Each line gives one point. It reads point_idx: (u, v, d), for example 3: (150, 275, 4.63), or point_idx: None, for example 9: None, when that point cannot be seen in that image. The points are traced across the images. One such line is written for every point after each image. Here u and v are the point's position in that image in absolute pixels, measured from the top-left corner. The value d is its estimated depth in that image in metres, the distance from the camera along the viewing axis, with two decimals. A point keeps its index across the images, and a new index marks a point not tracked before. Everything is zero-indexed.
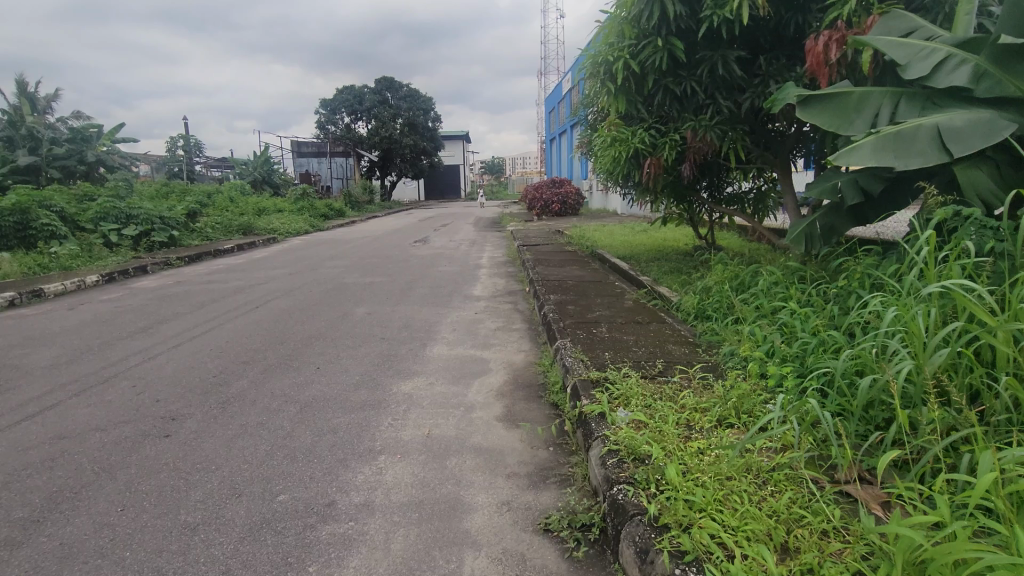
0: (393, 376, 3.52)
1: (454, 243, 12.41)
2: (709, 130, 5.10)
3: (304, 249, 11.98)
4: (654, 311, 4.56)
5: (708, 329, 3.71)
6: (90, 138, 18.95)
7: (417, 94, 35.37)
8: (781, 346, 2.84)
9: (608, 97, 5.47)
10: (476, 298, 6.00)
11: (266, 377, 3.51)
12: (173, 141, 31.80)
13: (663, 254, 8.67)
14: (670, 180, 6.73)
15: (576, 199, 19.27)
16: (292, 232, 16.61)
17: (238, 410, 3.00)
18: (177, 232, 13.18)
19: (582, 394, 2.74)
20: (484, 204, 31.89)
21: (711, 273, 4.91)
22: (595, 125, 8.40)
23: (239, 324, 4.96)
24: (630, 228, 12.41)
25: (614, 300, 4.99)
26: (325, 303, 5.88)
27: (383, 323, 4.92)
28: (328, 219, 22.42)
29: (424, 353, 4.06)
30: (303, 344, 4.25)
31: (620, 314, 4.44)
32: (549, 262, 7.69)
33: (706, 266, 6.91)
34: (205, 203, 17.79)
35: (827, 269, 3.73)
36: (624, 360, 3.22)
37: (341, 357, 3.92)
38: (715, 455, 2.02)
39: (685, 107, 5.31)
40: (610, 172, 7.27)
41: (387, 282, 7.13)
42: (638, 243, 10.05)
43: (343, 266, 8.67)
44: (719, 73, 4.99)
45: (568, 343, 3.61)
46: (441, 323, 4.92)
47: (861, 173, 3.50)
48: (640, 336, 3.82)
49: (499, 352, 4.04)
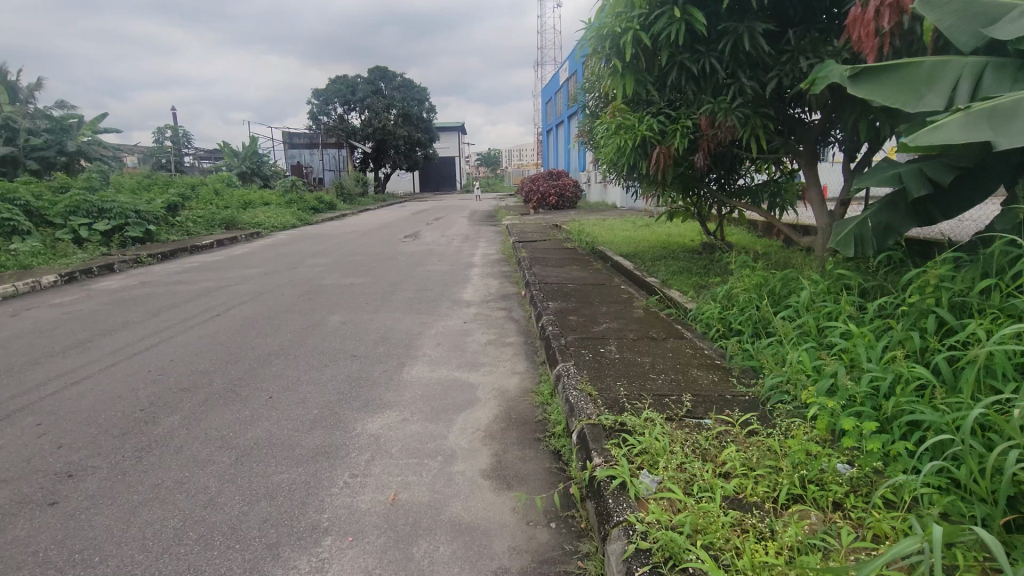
0: (359, 410, 2.90)
1: (447, 238, 11.78)
2: (730, 115, 4.50)
3: (286, 246, 11.33)
4: (669, 323, 3.95)
5: (737, 350, 3.11)
6: (70, 129, 18.22)
7: (412, 84, 34.60)
8: (843, 381, 2.23)
9: (615, 76, 4.85)
10: (466, 304, 5.37)
11: (204, 413, 2.89)
12: (161, 132, 30.99)
13: (671, 252, 8.03)
14: (680, 171, 6.11)
15: (575, 191, 18.61)
16: (278, 226, 15.94)
17: (155, 463, 2.37)
18: (155, 227, 12.51)
19: (592, 448, 2.12)
20: (480, 196, 31.21)
21: (733, 279, 4.29)
22: (597, 112, 7.77)
23: (193, 337, 4.33)
24: (632, 224, 11.76)
25: (622, 308, 4.38)
26: (297, 309, 5.25)
27: (358, 335, 4.30)
28: (319, 212, 21.75)
29: (401, 375, 3.43)
30: (258, 365, 3.61)
31: (629, 327, 3.83)
32: (546, 261, 7.06)
33: (720, 270, 6.30)
34: (188, 195, 17.10)
35: (885, 278, 3.10)
36: (642, 394, 2.59)
37: (300, 383, 3.29)
38: (790, 565, 1.42)
39: (702, 88, 4.69)
40: (614, 163, 6.65)
41: (369, 284, 6.48)
42: (642, 239, 9.43)
43: (324, 264, 8.02)
44: (744, 49, 4.34)
45: (572, 370, 2.98)
46: (424, 336, 4.28)
47: (928, 162, 2.91)
48: (655, 357, 3.20)
49: (490, 375, 3.42)
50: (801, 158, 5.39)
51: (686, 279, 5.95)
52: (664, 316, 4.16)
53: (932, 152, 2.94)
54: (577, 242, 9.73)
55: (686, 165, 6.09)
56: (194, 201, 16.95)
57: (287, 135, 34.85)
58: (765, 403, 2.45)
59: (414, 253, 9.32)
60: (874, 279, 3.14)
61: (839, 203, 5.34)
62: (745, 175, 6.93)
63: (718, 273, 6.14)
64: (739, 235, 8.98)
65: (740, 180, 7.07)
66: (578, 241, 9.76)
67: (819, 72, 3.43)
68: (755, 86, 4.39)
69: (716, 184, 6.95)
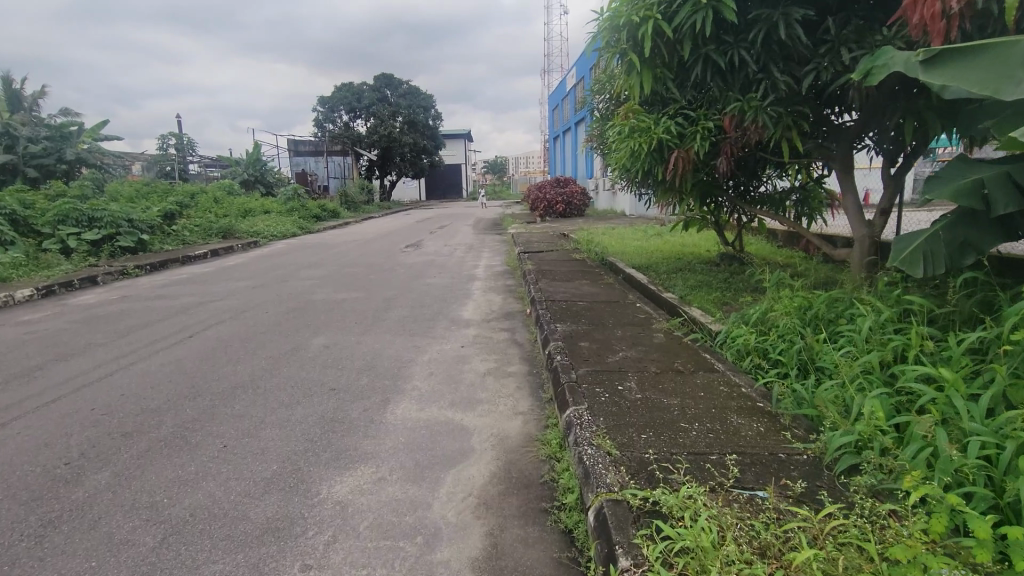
0: (327, 466, 2.39)
1: (450, 248, 11.31)
2: (761, 114, 3.98)
3: (281, 256, 10.88)
4: (696, 351, 3.44)
5: (784, 392, 2.60)
6: (69, 137, 17.91)
7: (417, 91, 34.33)
8: (945, 448, 1.70)
9: (629, 73, 4.34)
10: (464, 324, 4.86)
11: (140, 468, 2.39)
12: (165, 140, 30.78)
13: (687, 264, 7.53)
14: (699, 176, 5.64)
15: (582, 198, 18.15)
16: (278, 235, 15.53)
17: (58, 546, 1.87)
18: (148, 236, 12.10)
19: (616, 540, 1.60)
20: (486, 204, 30.83)
21: (765, 299, 3.78)
22: (608, 114, 7.29)
23: (155, 363, 3.85)
24: (642, 233, 11.25)
25: (640, 332, 3.87)
26: (278, 329, 4.77)
27: (340, 362, 3.80)
28: (321, 221, 21.36)
29: (383, 415, 2.93)
30: (219, 401, 3.11)
31: (650, 356, 3.31)
32: (554, 274, 6.58)
33: (745, 288, 5.81)
34: (187, 204, 16.72)
35: (965, 304, 2.57)
36: (674, 455, 2.08)
37: (263, 427, 2.78)
38: None
39: (728, 83, 4.18)
40: (626, 168, 6.16)
41: (362, 299, 6.00)
42: (654, 250, 8.92)
43: (317, 277, 7.55)
44: (777, 39, 3.83)
45: (586, 416, 2.45)
46: (415, 364, 3.77)
47: (1018, 164, 2.41)
48: (684, 397, 2.69)
49: (487, 416, 2.90)
50: (834, 162, 4.87)
51: (707, 296, 5.47)
52: (688, 342, 3.64)
53: (1023, 152, 2.44)
54: (585, 252, 9.25)
55: (707, 171, 5.64)
56: (193, 209, 16.58)
57: (292, 143, 34.68)
58: (835, 474, 1.92)
59: (414, 264, 8.85)
60: (950, 307, 2.61)
61: (880, 212, 4.81)
62: (767, 181, 6.41)
63: (745, 291, 5.64)
64: (759, 246, 8.47)
65: (762, 186, 6.55)
66: (586, 251, 9.27)
67: (873, 61, 2.91)
68: (790, 81, 3.87)
69: (735, 191, 6.44)
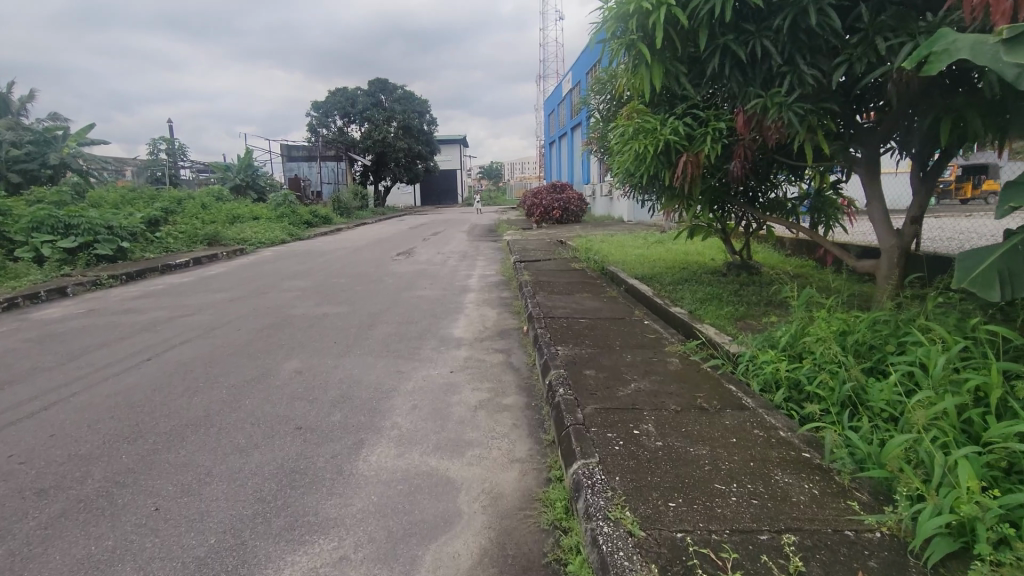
0: (280, 539, 1.93)
1: (443, 256, 10.86)
2: (787, 111, 3.54)
3: (268, 264, 10.43)
4: (719, 381, 3.01)
5: (837, 441, 2.16)
6: (54, 142, 17.42)
7: (412, 96, 33.93)
8: None
9: (637, 67, 3.91)
10: (455, 344, 4.40)
11: (43, 543, 1.92)
12: (156, 145, 30.28)
13: (693, 275, 7.15)
14: (709, 181, 5.23)
15: (580, 204, 17.75)
16: (267, 242, 15.06)
17: None
18: (129, 244, 11.62)
19: None
20: (482, 210, 30.51)
21: (794, 321, 3.35)
22: (610, 116, 6.88)
23: (100, 394, 3.37)
24: (642, 240, 10.84)
25: (652, 356, 3.45)
26: (248, 350, 4.30)
27: (312, 393, 3.33)
28: (313, 227, 20.89)
29: (355, 464, 2.47)
30: (162, 446, 2.64)
31: (666, 389, 2.86)
32: (553, 286, 6.14)
33: (760, 305, 5.43)
34: (174, 210, 16.23)
35: None
36: (716, 537, 1.63)
37: (208, 481, 2.32)
38: None
39: (748, 76, 3.75)
40: (630, 173, 5.74)
41: (345, 314, 5.54)
42: (657, 259, 8.51)
43: (300, 289, 7.08)
44: (805, 27, 3.40)
45: (598, 475, 2.01)
46: (397, 395, 3.31)
47: None
48: (714, 445, 2.25)
49: (478, 465, 2.44)
50: (858, 165, 4.45)
51: (719, 312, 5.10)
52: (708, 370, 3.20)
53: None
54: (584, 261, 8.82)
55: (718, 176, 5.26)
56: (180, 215, 16.09)
57: (285, 148, 34.23)
58: (930, 572, 1.47)
59: (404, 274, 8.40)
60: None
61: (911, 221, 4.38)
62: (778, 186, 6.01)
63: (761, 309, 5.27)
64: (766, 254, 8.09)
65: (774, 191, 6.14)
66: (586, 260, 8.84)
67: (931, 47, 2.42)
68: (818, 75, 3.45)
69: (745, 197, 6.03)
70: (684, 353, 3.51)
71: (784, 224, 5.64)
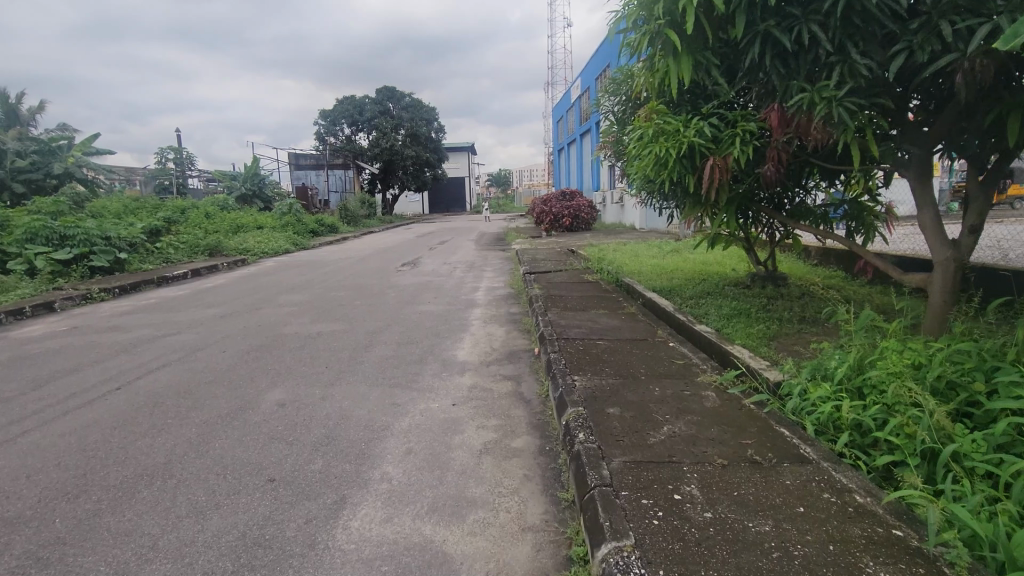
0: None
1: (449, 267, 10.46)
2: (838, 106, 3.09)
3: (267, 276, 10.06)
4: (767, 423, 2.56)
5: (939, 516, 1.69)
6: (59, 151, 17.22)
7: (420, 103, 33.68)
8: None
9: (662, 58, 3.47)
10: (459, 369, 3.96)
11: None
12: (163, 155, 30.18)
13: (715, 287, 6.70)
14: (737, 187, 4.80)
15: (591, 211, 17.32)
16: (269, 252, 14.70)
17: None
18: (127, 255, 11.27)
19: None
20: (491, 218, 30.18)
21: (851, 349, 2.89)
22: (624, 119, 6.46)
23: (52, 434, 2.95)
24: (657, 249, 10.38)
25: (685, 387, 3.02)
26: (229, 377, 3.87)
27: (292, 433, 2.90)
28: (318, 236, 20.60)
29: (332, 533, 2.03)
30: (105, 507, 2.21)
31: (707, 434, 2.41)
32: (566, 301, 5.71)
33: (793, 324, 4.99)
34: (177, 220, 15.94)
35: None
36: None
37: (148, 559, 1.88)
38: None
39: (791, 67, 3.31)
40: (649, 180, 5.32)
41: (341, 333, 5.11)
42: (675, 269, 8.06)
43: (296, 304, 6.68)
44: (860, 9, 2.95)
45: (636, 566, 1.56)
46: (390, 435, 2.87)
47: None
48: (778, 516, 1.79)
49: (481, 536, 1.99)
50: (909, 168, 3.99)
51: (749, 332, 4.66)
52: (750, 407, 2.75)
53: None
54: (597, 272, 8.38)
55: (747, 182, 4.85)
56: (183, 225, 15.79)
57: (293, 157, 34.09)
58: None
59: (408, 287, 7.98)
60: None
61: (969, 230, 3.91)
62: (808, 192, 5.57)
63: (795, 329, 4.83)
64: (792, 266, 7.63)
65: (803, 197, 5.71)
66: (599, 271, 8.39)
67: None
68: (874, 65, 3.00)
69: (772, 204, 5.60)
70: (719, 382, 3.07)
71: (816, 233, 5.20)
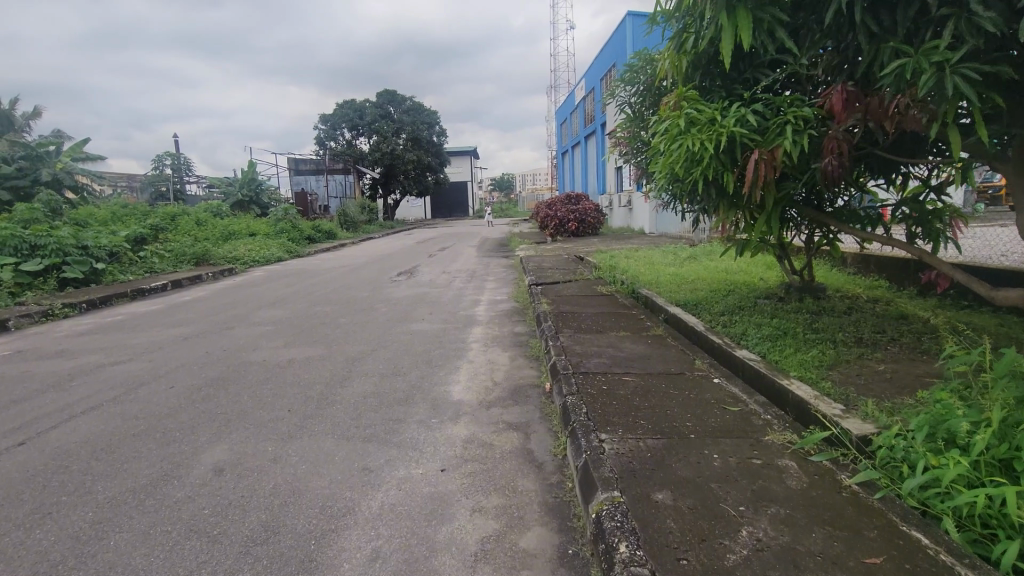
0: None
1: (449, 276, 9.69)
2: (955, 73, 2.30)
3: (251, 288, 9.29)
4: (887, 521, 1.78)
5: None
6: (47, 156, 16.37)
7: (421, 107, 33.07)
8: None
9: (713, 16, 2.69)
10: (452, 414, 3.20)
11: None
12: (160, 160, 29.54)
13: (746, 301, 5.93)
14: (784, 187, 4.04)
15: (596, 215, 16.51)
16: (260, 261, 13.95)
17: None
18: (105, 265, 10.51)
19: None
20: (493, 223, 29.44)
21: (990, 407, 2.10)
22: (641, 114, 5.73)
23: None
24: (673, 256, 9.60)
25: (752, 452, 2.26)
26: (166, 425, 3.10)
27: (222, 522, 2.12)
28: (315, 243, 19.86)
29: None
30: None
31: (810, 548, 1.62)
32: (581, 319, 4.95)
33: (849, 349, 4.22)
34: (166, 227, 15.22)
35: None
36: None
37: None
38: None
39: (884, 25, 2.53)
40: (676, 180, 4.58)
41: (316, 361, 4.34)
42: (697, 279, 7.30)
43: (273, 322, 5.91)
44: None
45: None
46: (354, 524, 2.10)
47: None
48: None
49: None
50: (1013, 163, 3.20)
51: (801, 359, 3.89)
52: (853, 489, 1.98)
53: None
54: (611, 283, 7.60)
55: (796, 181, 4.10)
56: (173, 232, 15.07)
57: (292, 162, 33.41)
58: None
59: (401, 300, 7.22)
60: None
61: None
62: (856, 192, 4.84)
63: (852, 355, 4.07)
64: (827, 276, 6.87)
65: (851, 199, 4.98)
66: (612, 281, 7.61)
67: None
68: (1003, 22, 2.22)
69: (818, 207, 4.85)
70: (794, 444, 2.31)
71: (876, 241, 4.44)
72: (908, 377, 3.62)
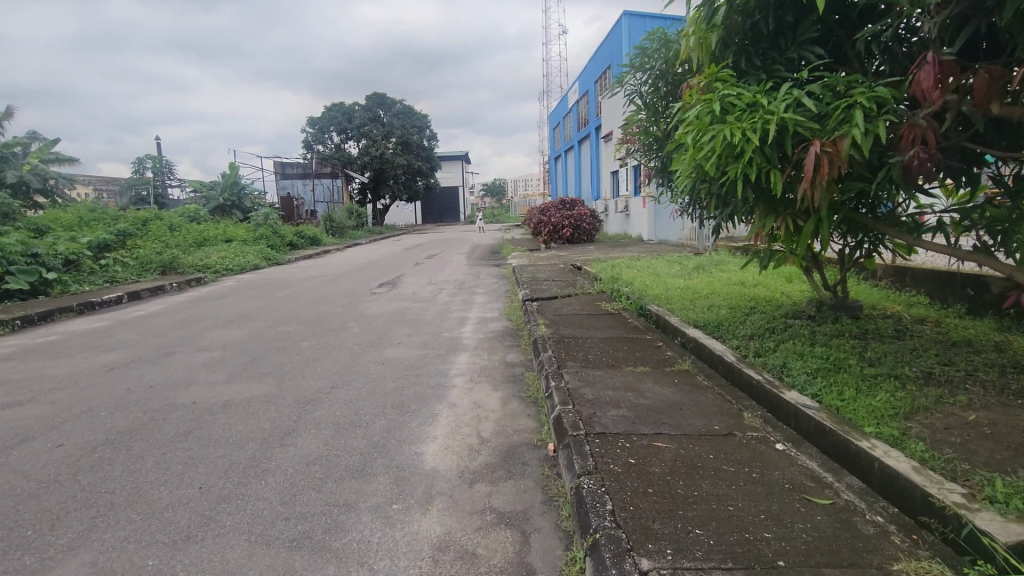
0: None
1: (435, 288, 8.83)
2: None
3: (216, 301, 8.38)
4: None
5: None
6: (10, 158, 15.39)
7: (412, 110, 32.33)
8: None
9: None
10: (421, 495, 2.33)
11: None
12: (140, 164, 28.53)
13: (775, 322, 5.09)
14: (846, 189, 3.20)
15: (592, 221, 15.76)
16: (235, 269, 13.01)
17: None
18: (56, 274, 9.54)
19: None
20: (484, 230, 28.63)
21: None
22: (654, 109, 4.88)
23: None
24: (678, 266, 8.78)
25: None
26: (17, 516, 2.20)
27: None
28: (297, 249, 18.94)
29: None
30: None
31: None
32: (586, 348, 4.09)
33: (921, 390, 3.39)
34: (136, 232, 14.25)
35: None
36: None
37: None
38: None
39: None
40: (706, 180, 3.75)
41: (258, 404, 3.45)
42: (711, 294, 6.49)
43: (223, 347, 5.01)
44: None
45: None
46: None
47: None
48: None
49: None
50: None
51: (870, 405, 3.05)
52: None
53: None
54: (614, 298, 6.78)
55: (857, 182, 3.27)
56: (142, 237, 14.07)
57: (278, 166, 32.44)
58: None
59: (379, 318, 6.34)
60: None
61: None
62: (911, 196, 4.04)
63: (929, 398, 3.24)
64: (859, 291, 6.10)
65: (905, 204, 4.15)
66: (616, 296, 6.78)
67: None
68: None
69: (869, 213, 4.02)
70: None
71: (949, 256, 3.60)
72: (1013, 433, 2.79)
